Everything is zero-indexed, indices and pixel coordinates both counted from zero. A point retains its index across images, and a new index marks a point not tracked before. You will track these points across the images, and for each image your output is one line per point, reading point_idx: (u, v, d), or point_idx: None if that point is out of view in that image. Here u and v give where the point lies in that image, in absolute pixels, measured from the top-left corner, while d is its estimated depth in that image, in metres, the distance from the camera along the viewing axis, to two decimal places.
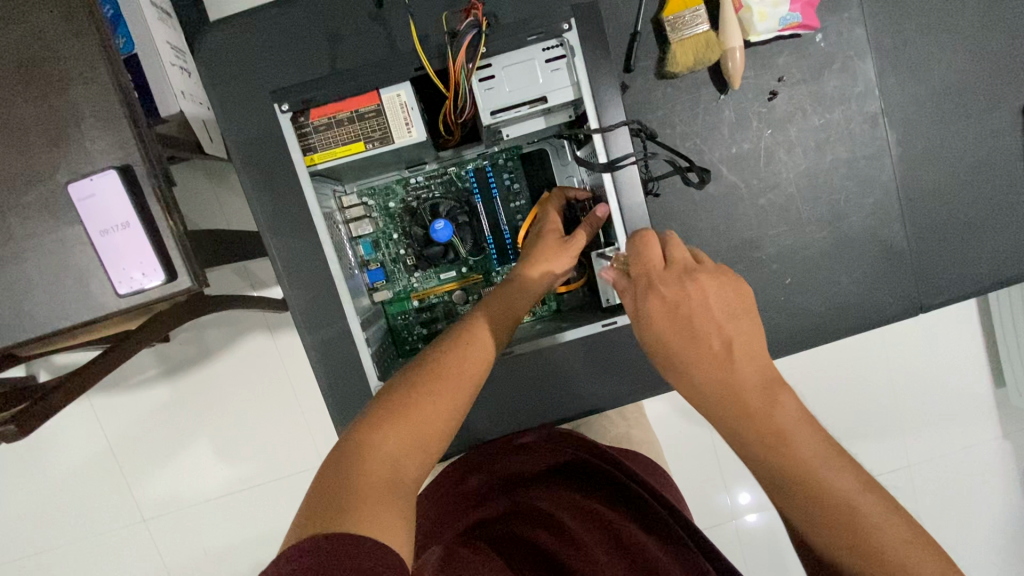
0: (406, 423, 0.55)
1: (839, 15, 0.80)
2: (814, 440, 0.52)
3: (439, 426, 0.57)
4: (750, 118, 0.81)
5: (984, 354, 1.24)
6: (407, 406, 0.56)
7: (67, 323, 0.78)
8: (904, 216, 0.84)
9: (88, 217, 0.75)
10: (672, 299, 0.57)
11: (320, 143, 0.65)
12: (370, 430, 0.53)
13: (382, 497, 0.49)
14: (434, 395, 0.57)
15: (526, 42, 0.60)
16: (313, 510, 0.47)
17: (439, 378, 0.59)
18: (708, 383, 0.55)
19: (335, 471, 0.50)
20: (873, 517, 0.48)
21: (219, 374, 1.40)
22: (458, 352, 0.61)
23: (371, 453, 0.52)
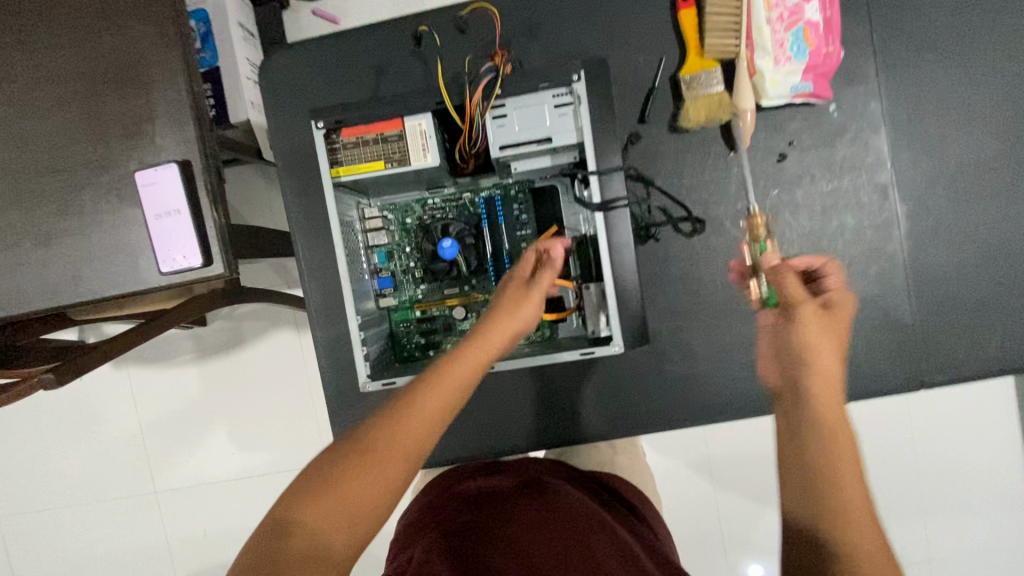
0: (339, 494, 0.53)
1: (854, 88, 0.82)
2: (853, 446, 0.54)
3: (376, 499, 0.54)
4: (757, 178, 0.84)
5: (1002, 443, 1.21)
6: (343, 474, 0.54)
7: (114, 292, 0.88)
8: (910, 289, 0.84)
9: (147, 202, 0.85)
10: (833, 322, 0.64)
11: (345, 159, 0.69)
12: (305, 500, 0.53)
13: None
14: (371, 461, 0.55)
15: (539, 88, 0.66)
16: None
17: (381, 446, 0.56)
18: (801, 353, 0.60)
19: (267, 545, 0.52)
20: (865, 543, 0.49)
21: (244, 361, 1.49)
22: (406, 416, 0.58)
23: (300, 528, 0.52)
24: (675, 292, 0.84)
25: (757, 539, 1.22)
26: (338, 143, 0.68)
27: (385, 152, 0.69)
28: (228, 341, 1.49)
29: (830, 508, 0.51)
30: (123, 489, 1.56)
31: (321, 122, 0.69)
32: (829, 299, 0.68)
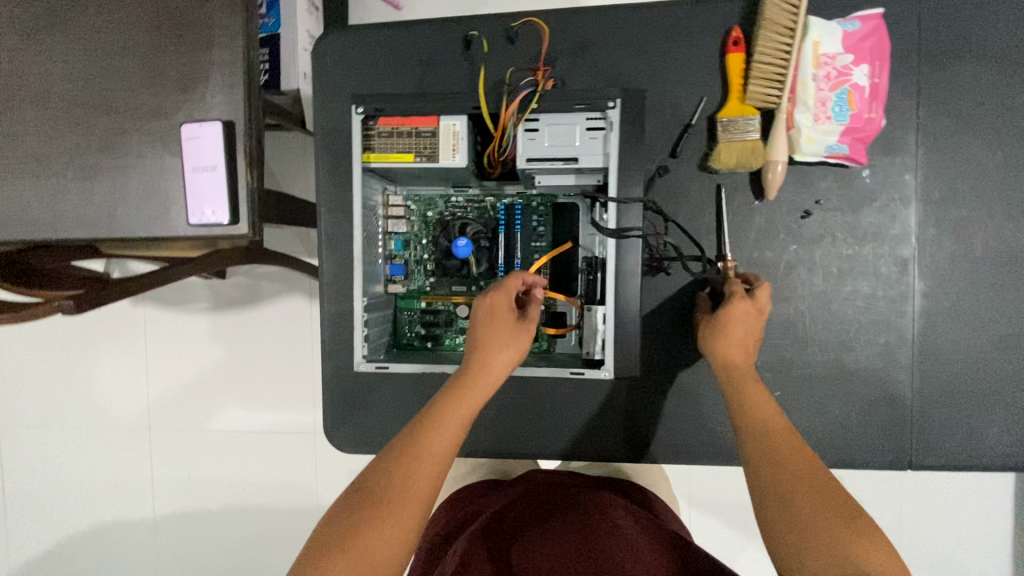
0: (353, 559, 0.53)
1: (892, 157, 0.82)
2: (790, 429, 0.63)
3: (390, 557, 0.54)
4: (778, 230, 0.84)
5: (985, 537, 1.19)
6: (352, 537, 0.54)
7: (144, 235, 0.93)
8: (914, 367, 0.83)
9: (187, 155, 0.89)
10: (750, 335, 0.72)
11: (378, 147, 0.71)
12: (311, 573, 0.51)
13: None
14: (382, 522, 0.55)
15: (574, 109, 0.68)
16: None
17: (392, 505, 0.56)
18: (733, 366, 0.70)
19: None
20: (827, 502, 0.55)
21: (253, 319, 1.54)
22: (411, 471, 0.58)
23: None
24: (675, 327, 0.86)
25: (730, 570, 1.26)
26: (374, 131, 0.71)
27: (416, 146, 0.71)
28: (242, 298, 1.53)
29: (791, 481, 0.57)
30: (120, 420, 1.62)
31: (361, 107, 0.71)
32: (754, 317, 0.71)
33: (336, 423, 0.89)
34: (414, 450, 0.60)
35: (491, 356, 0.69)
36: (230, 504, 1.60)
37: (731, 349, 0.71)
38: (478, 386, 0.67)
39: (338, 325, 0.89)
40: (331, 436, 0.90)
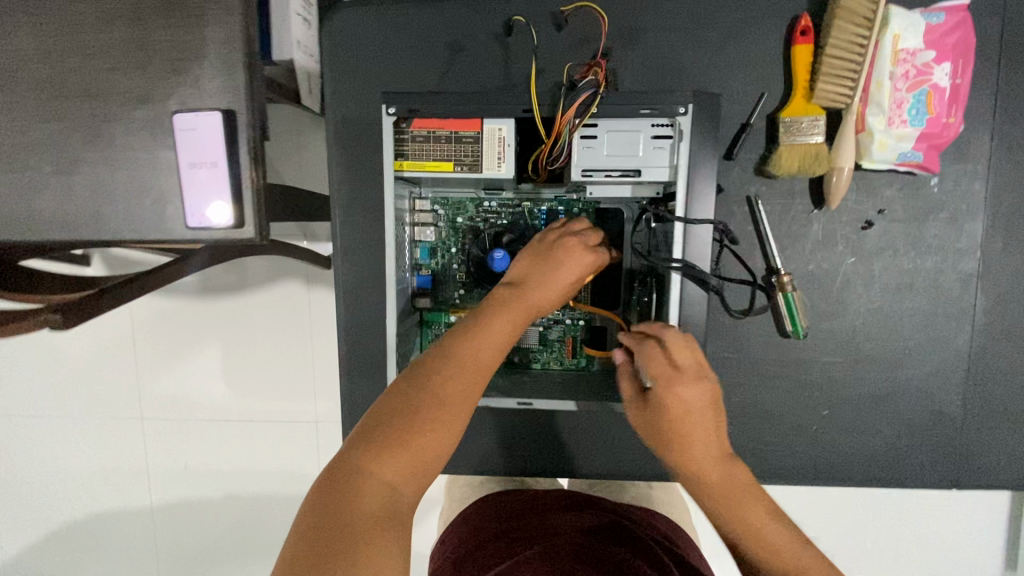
0: (406, 448, 0.54)
1: (962, 165, 0.76)
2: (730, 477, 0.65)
3: (439, 451, 0.56)
4: (837, 241, 0.78)
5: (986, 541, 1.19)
6: (404, 429, 0.55)
7: (136, 237, 0.83)
8: (967, 386, 0.80)
9: (182, 148, 0.79)
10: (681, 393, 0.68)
11: (412, 153, 0.62)
12: (367, 457, 0.53)
13: (387, 529, 0.49)
14: (432, 419, 0.57)
15: (638, 113, 0.60)
16: (297, 557, 0.46)
17: (441, 405, 0.57)
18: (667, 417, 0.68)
19: (328, 506, 0.50)
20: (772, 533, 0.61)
21: (252, 310, 1.45)
22: (459, 375, 0.60)
23: (371, 483, 0.52)
24: (722, 343, 0.81)
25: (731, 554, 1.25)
26: (407, 133, 0.62)
27: (456, 153, 0.62)
28: (238, 287, 1.43)
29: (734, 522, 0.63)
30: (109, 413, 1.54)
31: (392, 107, 0.62)
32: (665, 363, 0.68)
33: None
34: (459, 356, 0.61)
35: (538, 275, 0.69)
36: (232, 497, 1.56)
37: (658, 418, 0.69)
38: (523, 304, 0.67)
39: (358, 338, 0.82)
40: None
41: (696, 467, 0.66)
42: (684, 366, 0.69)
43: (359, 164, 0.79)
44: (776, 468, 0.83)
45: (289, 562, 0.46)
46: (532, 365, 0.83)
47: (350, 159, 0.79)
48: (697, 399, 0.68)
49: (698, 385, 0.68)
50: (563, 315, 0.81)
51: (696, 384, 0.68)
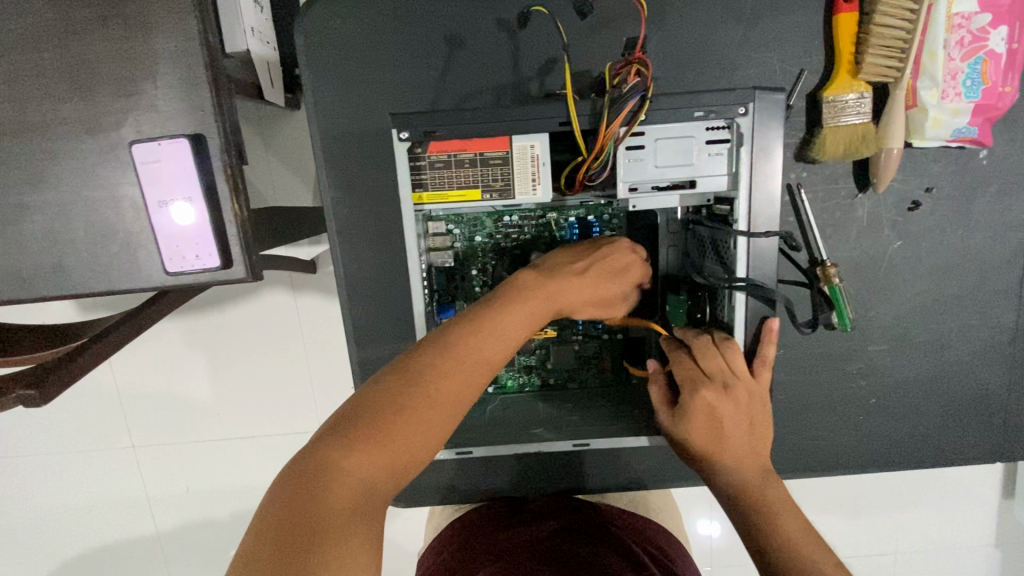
0: (388, 442, 0.45)
1: (1012, 133, 0.71)
2: (782, 500, 0.56)
3: (424, 449, 0.47)
4: (882, 225, 0.73)
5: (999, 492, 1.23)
6: (387, 419, 0.46)
7: (107, 288, 0.72)
8: (1014, 362, 0.78)
9: (148, 184, 0.68)
10: (714, 397, 0.58)
11: (431, 181, 0.54)
12: (341, 445, 0.44)
13: (358, 532, 0.40)
14: (421, 412, 0.47)
15: (691, 117, 0.52)
16: (248, 560, 0.37)
17: (430, 397, 0.48)
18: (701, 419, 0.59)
19: (293, 502, 0.40)
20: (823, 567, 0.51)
21: (224, 333, 1.24)
22: (457, 367, 0.50)
23: (346, 477, 0.42)
24: None
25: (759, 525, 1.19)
26: (424, 159, 0.53)
27: (482, 178, 0.54)
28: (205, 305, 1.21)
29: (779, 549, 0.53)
30: (65, 463, 1.32)
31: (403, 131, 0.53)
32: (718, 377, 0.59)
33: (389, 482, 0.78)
34: (458, 345, 0.52)
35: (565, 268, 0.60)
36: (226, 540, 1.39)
37: (696, 426, 0.59)
38: (543, 295, 0.57)
39: (377, 376, 0.74)
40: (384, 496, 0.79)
41: (737, 480, 0.57)
42: (735, 372, 0.59)
43: (358, 186, 0.70)
44: (825, 462, 0.80)
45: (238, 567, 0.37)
46: (569, 386, 0.76)
47: (347, 181, 0.70)
48: (742, 407, 0.59)
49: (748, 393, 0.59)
50: (599, 332, 0.74)
51: (745, 393, 0.59)
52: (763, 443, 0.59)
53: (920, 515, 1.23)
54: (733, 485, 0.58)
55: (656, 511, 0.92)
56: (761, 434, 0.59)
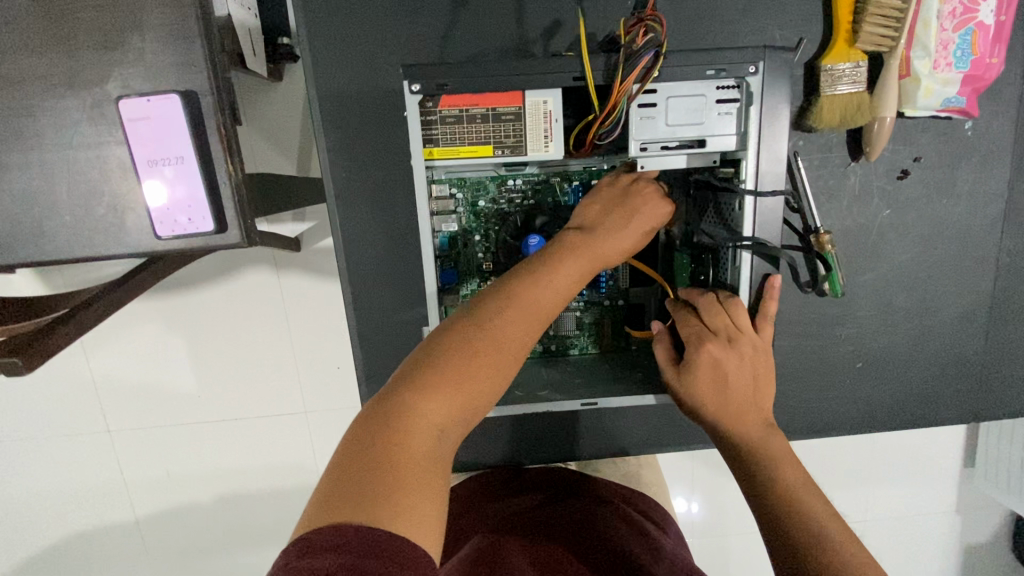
0: (459, 390, 0.49)
1: (995, 105, 0.74)
2: (785, 452, 0.58)
3: (492, 395, 0.52)
4: (873, 193, 0.76)
5: (966, 457, 1.29)
6: (459, 370, 0.50)
7: (92, 254, 0.69)
8: (990, 326, 0.82)
9: (137, 142, 0.65)
10: (721, 353, 0.60)
11: (442, 136, 0.53)
12: (415, 394, 0.48)
13: (428, 479, 0.45)
14: (490, 365, 0.51)
15: (703, 75, 0.53)
16: (331, 499, 0.42)
17: (496, 348, 0.52)
18: (708, 377, 0.60)
19: (368, 448, 0.45)
20: (819, 514, 0.54)
21: (196, 314, 1.14)
22: (521, 319, 0.54)
23: (417, 426, 0.47)
24: None
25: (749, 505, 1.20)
26: (435, 114, 0.53)
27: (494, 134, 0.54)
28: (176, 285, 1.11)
29: (777, 500, 0.56)
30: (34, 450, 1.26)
31: (414, 84, 0.52)
32: (725, 334, 0.61)
33: None
34: (519, 293, 0.55)
35: (611, 221, 0.61)
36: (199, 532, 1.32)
37: (702, 384, 0.60)
38: (589, 249, 0.59)
39: (377, 341, 0.75)
40: None
41: (741, 436, 0.59)
42: (739, 328, 0.61)
43: (359, 150, 0.69)
44: (814, 424, 0.83)
45: (321, 505, 0.42)
46: (568, 351, 0.78)
47: (348, 145, 0.68)
48: (745, 364, 0.61)
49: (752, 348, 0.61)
50: (601, 297, 0.74)
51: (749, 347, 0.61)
52: (763, 398, 0.62)
53: (893, 480, 1.29)
54: (738, 439, 0.60)
55: (649, 485, 0.88)
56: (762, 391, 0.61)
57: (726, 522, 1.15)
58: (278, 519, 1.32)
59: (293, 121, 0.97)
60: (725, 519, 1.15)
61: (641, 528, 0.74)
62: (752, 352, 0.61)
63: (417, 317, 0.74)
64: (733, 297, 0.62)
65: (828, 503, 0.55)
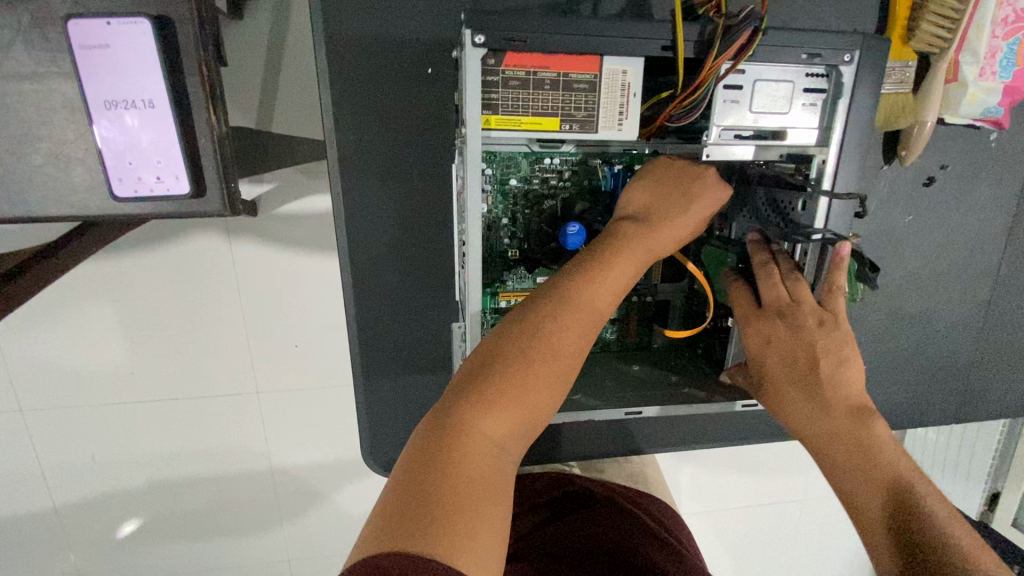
0: (516, 403, 0.47)
1: (1018, 118, 0.74)
2: (885, 438, 0.55)
3: (548, 408, 0.49)
4: (898, 198, 0.75)
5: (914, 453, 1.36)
6: (514, 382, 0.47)
7: (22, 213, 0.55)
8: (984, 336, 0.83)
9: (95, 77, 0.52)
10: (779, 331, 0.59)
11: (502, 103, 0.50)
12: (471, 411, 0.45)
13: (489, 499, 0.42)
14: (547, 376, 0.49)
15: (797, 59, 0.52)
16: (388, 523, 0.39)
17: (555, 352, 0.49)
18: (777, 357, 0.60)
19: (424, 468, 0.42)
20: (928, 510, 0.50)
21: (119, 290, 0.88)
22: (576, 320, 0.51)
23: (476, 443, 0.44)
24: None
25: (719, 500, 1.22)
26: (497, 74, 0.49)
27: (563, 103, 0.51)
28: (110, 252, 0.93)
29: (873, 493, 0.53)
30: None
31: (479, 36, 0.47)
32: (780, 311, 0.59)
33: (381, 450, 0.71)
34: (580, 289, 0.52)
35: (667, 211, 0.56)
36: (112, 547, 1.09)
37: (769, 364, 0.60)
38: (643, 244, 0.55)
39: (379, 331, 0.66)
40: (375, 468, 0.71)
41: (823, 421, 0.57)
42: (795, 303, 0.58)
43: (373, 110, 0.59)
44: None
45: (380, 527, 0.39)
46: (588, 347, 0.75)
47: (361, 103, 0.59)
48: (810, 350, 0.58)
49: (819, 331, 0.58)
50: (630, 293, 0.72)
51: (813, 324, 0.58)
52: (844, 383, 0.57)
53: None
54: (821, 426, 0.57)
55: (652, 483, 0.90)
56: (835, 374, 0.58)
57: (680, 501, 1.19)
58: (213, 529, 1.11)
59: (256, 72, 0.78)
60: (678, 498, 1.19)
61: (656, 530, 0.70)
62: (821, 329, 0.58)
63: (428, 307, 0.66)
64: (793, 270, 0.59)
65: (948, 501, 0.50)
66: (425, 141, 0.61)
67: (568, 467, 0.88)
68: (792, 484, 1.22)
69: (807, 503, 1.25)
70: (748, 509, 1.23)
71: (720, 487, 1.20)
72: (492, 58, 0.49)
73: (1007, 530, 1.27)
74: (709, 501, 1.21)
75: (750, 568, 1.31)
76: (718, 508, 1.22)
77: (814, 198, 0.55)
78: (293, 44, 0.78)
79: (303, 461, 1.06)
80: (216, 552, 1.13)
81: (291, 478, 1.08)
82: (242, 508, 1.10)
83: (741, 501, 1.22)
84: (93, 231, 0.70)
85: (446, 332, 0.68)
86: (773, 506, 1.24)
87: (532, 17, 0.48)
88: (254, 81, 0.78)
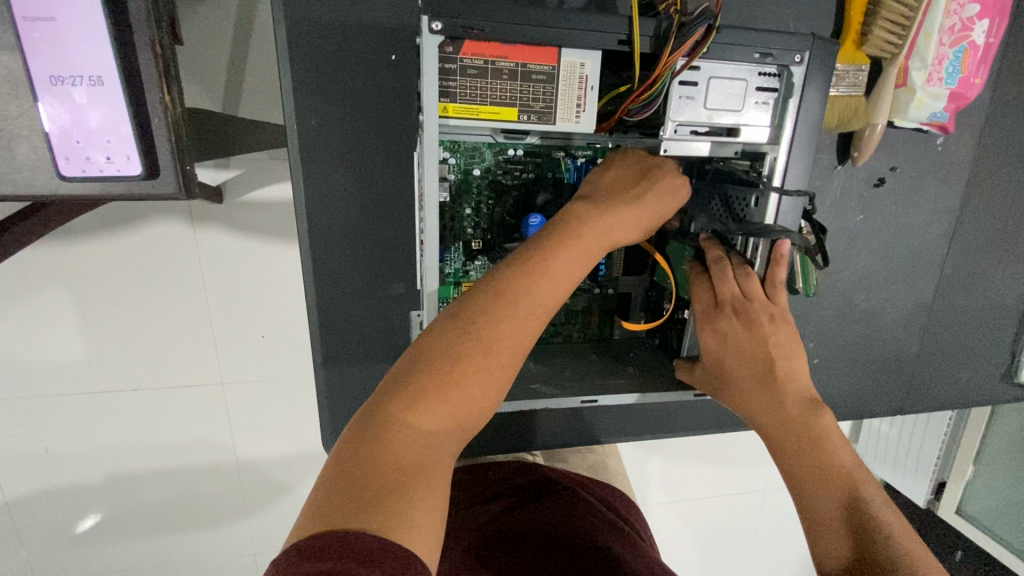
0: (454, 394, 0.47)
1: (963, 124, 0.78)
2: (830, 429, 0.58)
3: (489, 399, 0.49)
4: (851, 198, 0.78)
5: (867, 444, 1.42)
6: (454, 374, 0.47)
7: None
8: (927, 330, 0.87)
9: (38, 51, 0.50)
10: (733, 325, 0.61)
11: (460, 91, 0.50)
12: (409, 399, 0.46)
13: (426, 484, 0.43)
14: (487, 368, 0.49)
15: (750, 58, 0.54)
16: (329, 505, 0.39)
17: (500, 347, 0.49)
18: (734, 350, 0.62)
19: (359, 454, 0.42)
20: (869, 499, 0.53)
21: (71, 276, 0.85)
22: (525, 316, 0.51)
23: (410, 431, 0.44)
24: None
25: (683, 490, 1.24)
26: (455, 62, 0.49)
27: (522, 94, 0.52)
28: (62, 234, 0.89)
29: (821, 485, 0.55)
30: None
31: (436, 22, 0.48)
32: (733, 306, 0.61)
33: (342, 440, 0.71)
34: (532, 284, 0.51)
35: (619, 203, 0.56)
36: (67, 542, 1.06)
37: (725, 357, 0.62)
38: (596, 239, 0.54)
39: (341, 319, 0.66)
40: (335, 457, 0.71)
41: (774, 413, 0.60)
42: (746, 298, 0.61)
43: (336, 96, 0.59)
44: None
45: (317, 509, 0.39)
46: (550, 338, 0.76)
47: (322, 88, 0.58)
48: (762, 346, 0.61)
49: (770, 328, 0.61)
50: (593, 285, 0.73)
51: (764, 320, 0.61)
52: (793, 377, 0.61)
53: None
54: (775, 417, 0.60)
55: (614, 475, 0.92)
56: (785, 368, 0.61)
57: (645, 492, 1.22)
58: (174, 520, 1.09)
59: (221, 58, 0.76)
60: (642, 488, 1.21)
61: (614, 521, 0.71)
62: (771, 324, 0.61)
63: (390, 295, 0.66)
64: (744, 266, 0.62)
65: (885, 492, 0.54)
66: (389, 130, 0.61)
67: (531, 457, 0.88)
68: (752, 474, 1.26)
69: (766, 493, 1.29)
70: (710, 499, 1.27)
71: (683, 478, 1.23)
72: (450, 46, 0.49)
73: (951, 516, 1.33)
74: (672, 490, 1.23)
75: (710, 556, 1.35)
76: (681, 498, 1.25)
77: (765, 194, 0.57)
78: (259, 30, 0.76)
79: (269, 455, 1.05)
80: (179, 545, 1.11)
81: (255, 470, 1.06)
82: (206, 501, 1.08)
83: (703, 491, 1.25)
84: (40, 212, 0.68)
85: (408, 322, 0.67)
86: (733, 496, 1.28)
87: (491, 5, 0.48)
88: (218, 64, 0.76)
